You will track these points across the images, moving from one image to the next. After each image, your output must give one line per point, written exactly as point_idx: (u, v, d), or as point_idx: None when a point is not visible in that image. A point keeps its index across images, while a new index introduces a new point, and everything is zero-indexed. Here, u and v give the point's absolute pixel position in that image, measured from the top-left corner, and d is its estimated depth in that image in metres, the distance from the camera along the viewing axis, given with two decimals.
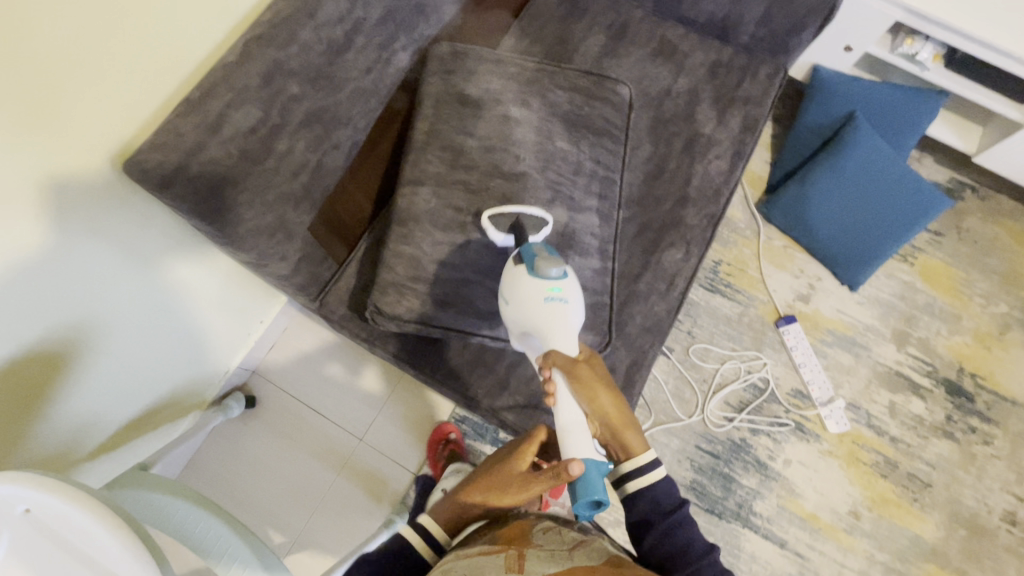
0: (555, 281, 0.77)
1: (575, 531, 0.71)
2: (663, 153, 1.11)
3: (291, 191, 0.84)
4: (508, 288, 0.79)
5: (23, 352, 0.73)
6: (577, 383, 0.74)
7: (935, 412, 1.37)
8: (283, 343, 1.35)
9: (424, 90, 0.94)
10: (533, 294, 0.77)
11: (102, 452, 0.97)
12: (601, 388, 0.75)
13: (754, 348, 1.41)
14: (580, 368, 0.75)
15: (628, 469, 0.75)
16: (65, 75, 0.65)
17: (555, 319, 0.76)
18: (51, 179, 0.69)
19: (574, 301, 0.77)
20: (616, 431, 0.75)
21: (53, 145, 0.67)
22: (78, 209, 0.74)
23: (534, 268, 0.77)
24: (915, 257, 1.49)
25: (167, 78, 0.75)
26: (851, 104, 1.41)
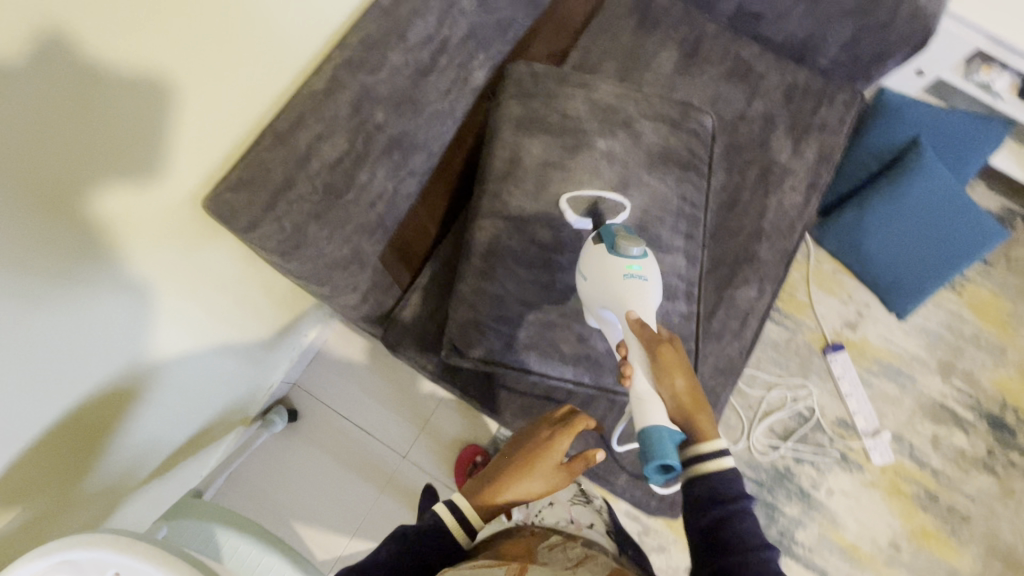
0: (635, 259, 0.73)
1: (579, 546, 0.66)
2: (736, 182, 1.06)
3: (368, 221, 0.80)
4: (585, 264, 0.77)
5: (94, 395, 0.69)
6: (655, 355, 0.66)
7: (978, 446, 1.37)
8: (324, 355, 1.33)
9: (502, 113, 0.89)
10: (612, 272, 0.73)
11: (156, 478, 0.94)
12: (682, 369, 0.66)
13: (800, 375, 1.39)
14: (661, 344, 0.66)
15: (697, 451, 0.60)
16: (142, 66, 0.54)
17: (635, 297, 0.71)
18: (68, 172, 0.52)
19: (654, 280, 0.73)
20: (687, 414, 0.63)
21: (114, 161, 0.56)
22: (112, 230, 0.60)
23: (614, 246, 0.74)
24: (964, 286, 1.47)
25: (205, 73, 0.61)
26: (917, 129, 1.34)
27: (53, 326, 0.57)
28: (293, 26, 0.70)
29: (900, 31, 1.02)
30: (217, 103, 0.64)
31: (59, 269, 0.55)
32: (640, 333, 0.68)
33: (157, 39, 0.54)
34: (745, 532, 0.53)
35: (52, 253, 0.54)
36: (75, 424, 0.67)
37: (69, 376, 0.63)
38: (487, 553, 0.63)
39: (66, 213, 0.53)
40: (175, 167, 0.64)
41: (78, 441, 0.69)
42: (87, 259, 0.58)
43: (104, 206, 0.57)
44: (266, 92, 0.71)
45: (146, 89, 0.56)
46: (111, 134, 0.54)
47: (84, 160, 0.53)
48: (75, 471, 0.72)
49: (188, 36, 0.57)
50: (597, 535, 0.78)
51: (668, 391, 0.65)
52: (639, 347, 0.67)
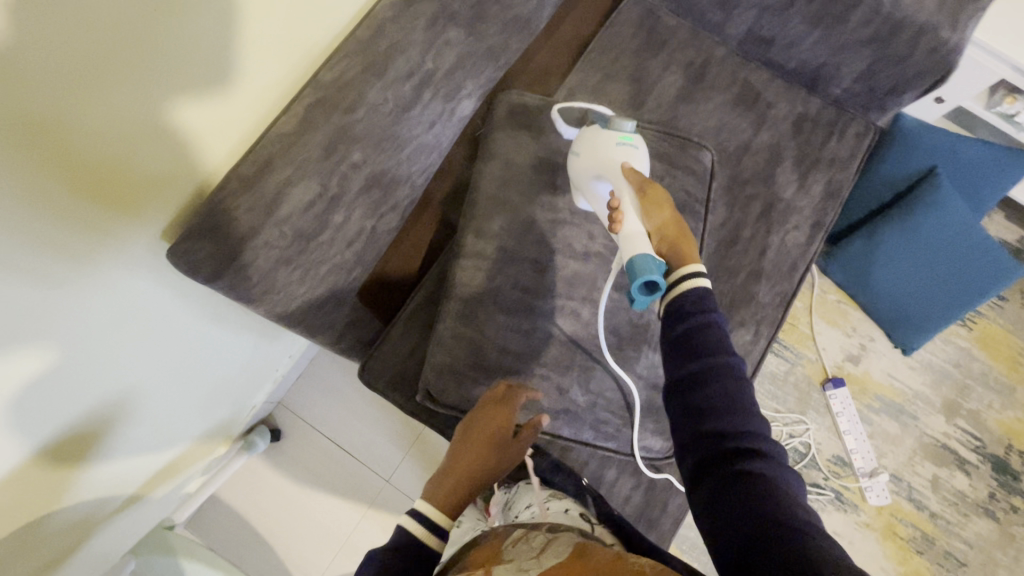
0: (626, 127, 0.76)
1: (545, 531, 0.58)
2: (737, 218, 1.01)
3: (344, 260, 0.77)
4: (579, 140, 0.78)
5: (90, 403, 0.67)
6: (644, 195, 0.70)
7: (979, 489, 1.33)
8: (309, 373, 1.31)
9: (490, 146, 0.86)
10: (604, 141, 0.75)
11: (130, 503, 0.92)
12: (669, 209, 0.70)
13: (798, 410, 1.35)
14: (650, 188, 0.71)
15: (685, 269, 0.65)
16: (121, 84, 0.50)
17: (628, 160, 0.74)
18: (89, 158, 0.51)
19: (644, 150, 0.76)
20: (673, 243, 0.68)
21: (79, 194, 0.52)
22: (70, 280, 0.55)
23: (607, 123, 0.77)
24: (974, 321, 1.41)
25: (230, 92, 0.61)
26: (935, 157, 1.27)
27: (44, 333, 0.55)
28: (303, 64, 0.70)
29: (921, 64, 0.96)
30: (231, 130, 0.64)
31: (58, 268, 0.53)
32: (632, 178, 0.71)
33: (198, 43, 0.55)
34: (712, 338, 0.59)
35: (56, 247, 0.52)
36: (40, 464, 0.64)
37: (68, 377, 0.61)
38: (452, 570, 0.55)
39: (79, 200, 0.52)
40: (178, 188, 0.62)
41: (68, 442, 0.68)
42: (85, 267, 0.56)
43: (64, 247, 0.53)
44: (245, 127, 0.66)
45: (176, 91, 0.55)
46: (136, 131, 0.54)
47: (79, 176, 0.51)
48: (61, 474, 0.69)
49: (223, 48, 0.58)
50: (565, 518, 0.69)
51: (654, 226, 0.69)
52: (630, 189, 0.71)
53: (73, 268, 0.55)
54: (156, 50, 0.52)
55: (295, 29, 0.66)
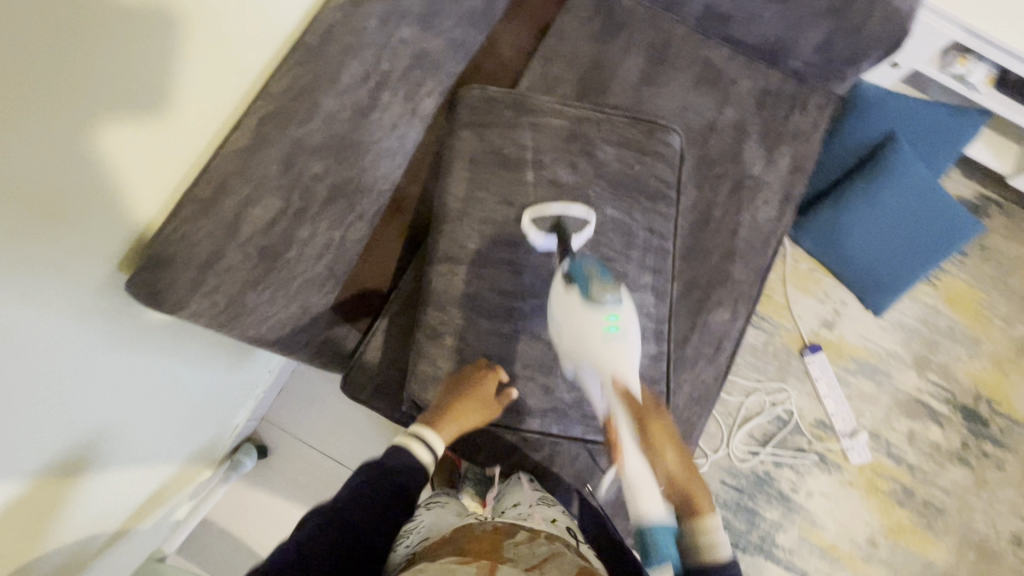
0: (610, 311, 0.67)
1: (547, 542, 0.62)
2: (708, 199, 1.02)
3: (314, 275, 0.75)
4: (559, 312, 0.70)
5: (75, 438, 0.66)
6: (645, 435, 0.67)
7: (952, 439, 1.38)
8: (290, 387, 1.28)
9: (455, 146, 0.85)
10: (588, 327, 0.68)
11: (120, 533, 0.90)
12: (671, 447, 0.68)
13: (778, 379, 1.39)
14: (649, 422, 0.68)
15: (704, 536, 0.65)
16: (79, 102, 0.49)
17: (617, 360, 0.67)
18: (35, 187, 0.47)
19: (632, 335, 0.68)
20: (684, 494, 0.68)
21: (41, 221, 0.49)
22: (36, 317, 0.52)
23: (588, 295, 0.68)
24: (939, 278, 1.46)
25: (169, 108, 0.59)
26: (892, 122, 1.30)
27: (22, 371, 0.53)
28: (247, 82, 0.68)
29: (874, 33, 0.97)
30: (171, 149, 0.61)
31: (29, 301, 0.51)
32: (626, 403, 0.66)
33: (136, 59, 0.53)
34: None
35: (13, 287, 0.48)
36: (24, 504, 0.61)
37: (48, 416, 0.59)
38: (454, 547, 0.60)
39: (27, 233, 0.48)
40: (118, 214, 0.59)
41: (54, 482, 0.65)
42: (52, 299, 0.54)
43: (29, 279, 0.50)
44: (193, 149, 0.65)
45: (132, 113, 0.55)
46: (79, 155, 0.51)
47: (41, 202, 0.49)
48: (48, 515, 0.67)
49: (162, 63, 0.56)
50: (555, 528, 0.71)
51: (664, 475, 0.67)
52: (628, 423, 0.67)
53: (38, 306, 0.52)
54: (95, 68, 0.49)
55: (236, 45, 0.65)
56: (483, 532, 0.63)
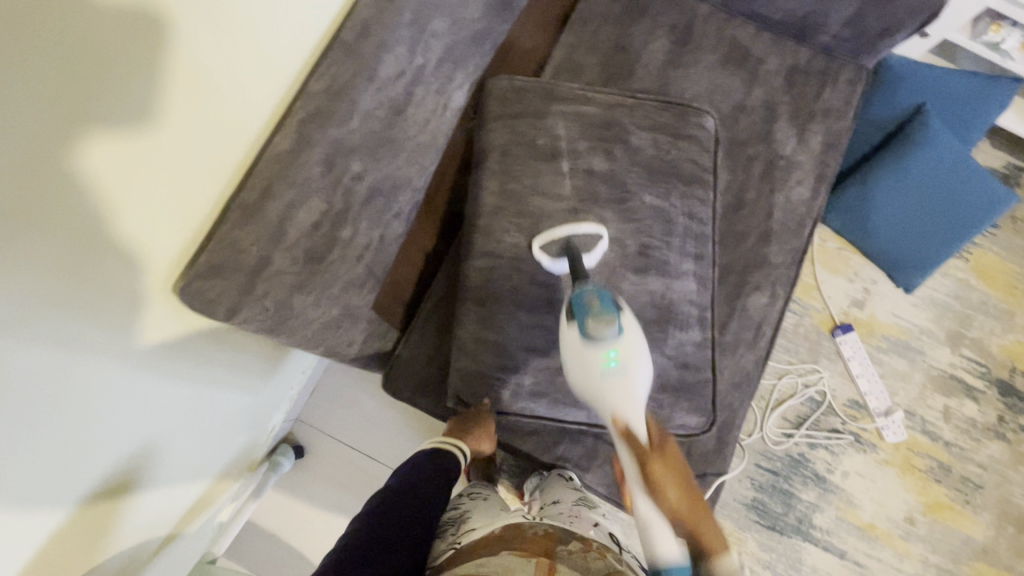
0: (609, 347, 0.65)
1: (600, 552, 0.66)
2: (740, 181, 1.00)
3: (355, 275, 0.75)
4: (563, 351, 0.69)
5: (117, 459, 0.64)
6: (645, 471, 0.64)
7: (988, 414, 1.37)
8: (322, 386, 1.29)
9: (487, 138, 0.84)
10: (586, 367, 0.66)
11: (167, 542, 0.91)
12: (671, 483, 0.63)
13: (810, 360, 1.38)
14: (649, 457, 0.65)
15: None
16: (114, 116, 0.46)
17: (617, 395, 0.65)
18: (51, 220, 0.44)
19: (635, 366, 0.66)
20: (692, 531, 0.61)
21: (86, 241, 0.48)
22: (84, 335, 0.52)
23: (587, 333, 0.66)
24: (971, 252, 1.43)
25: (166, 116, 0.52)
26: (922, 94, 1.26)
27: (56, 402, 0.50)
28: (257, 76, 0.61)
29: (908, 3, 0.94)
30: (179, 163, 0.55)
31: (78, 320, 0.50)
32: (626, 443, 0.65)
33: (116, 65, 0.45)
34: None
35: (26, 332, 0.44)
36: (77, 521, 0.61)
37: (89, 441, 0.57)
38: (505, 544, 0.66)
39: (28, 281, 0.43)
40: (136, 237, 0.54)
41: (97, 504, 0.65)
42: (102, 315, 0.53)
43: (78, 299, 0.49)
44: (239, 147, 0.63)
45: (170, 121, 0.52)
46: (67, 188, 0.44)
47: (86, 223, 0.47)
48: (95, 535, 0.67)
49: (176, 67, 0.51)
50: (599, 535, 0.75)
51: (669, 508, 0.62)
52: (630, 458, 0.65)
53: (63, 338, 0.49)
54: (69, 85, 0.42)
55: (241, 35, 0.57)
56: (533, 531, 0.68)
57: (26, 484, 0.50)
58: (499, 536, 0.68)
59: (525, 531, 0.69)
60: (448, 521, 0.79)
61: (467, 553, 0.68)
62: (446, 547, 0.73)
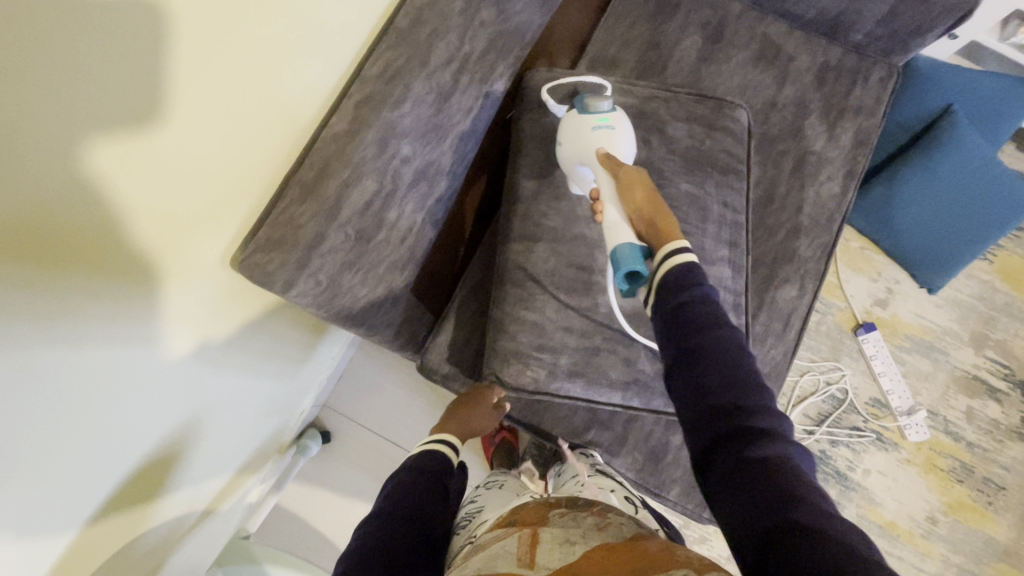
0: (602, 110, 0.75)
1: (594, 511, 0.64)
2: (771, 176, 1.02)
3: (399, 257, 0.77)
4: (559, 129, 0.78)
5: (145, 456, 0.64)
6: (618, 182, 0.70)
7: (1011, 415, 1.36)
8: (349, 373, 1.31)
9: (526, 125, 0.85)
10: (579, 125, 0.75)
11: (202, 520, 0.93)
12: (640, 189, 0.69)
13: (832, 358, 1.38)
14: (622, 170, 0.71)
15: (667, 249, 0.63)
16: (184, 100, 0.49)
17: (602, 143, 0.74)
18: (123, 198, 0.46)
19: (622, 128, 0.75)
20: (650, 222, 0.67)
21: (152, 217, 0.51)
22: (144, 306, 0.55)
23: (583, 106, 0.75)
24: (996, 254, 1.43)
25: (178, 109, 0.49)
26: (950, 94, 1.27)
27: (115, 371, 0.53)
28: (273, 60, 0.58)
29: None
30: (192, 154, 0.52)
31: (137, 292, 0.53)
32: (605, 163, 0.72)
33: (122, 63, 0.42)
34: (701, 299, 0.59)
35: (84, 308, 0.46)
36: (130, 492, 0.63)
37: (128, 429, 0.58)
38: (502, 525, 0.63)
39: (84, 263, 0.45)
40: (157, 232, 0.52)
41: (131, 501, 0.65)
42: (160, 289, 0.56)
43: (138, 272, 0.52)
44: (293, 127, 0.66)
45: (229, 101, 0.54)
46: (119, 181, 0.45)
47: (154, 199, 0.50)
48: (136, 522, 0.68)
49: (240, 54, 0.53)
50: (613, 497, 0.78)
51: (634, 208, 0.68)
52: (605, 173, 0.72)
53: (95, 339, 0.49)
54: (76, 89, 0.39)
55: (274, 20, 0.55)
56: (528, 507, 0.66)
57: (81, 458, 0.52)
58: (500, 522, 0.66)
59: (522, 508, 0.67)
60: (464, 519, 0.78)
61: (466, 555, 0.61)
62: (463, 542, 0.70)
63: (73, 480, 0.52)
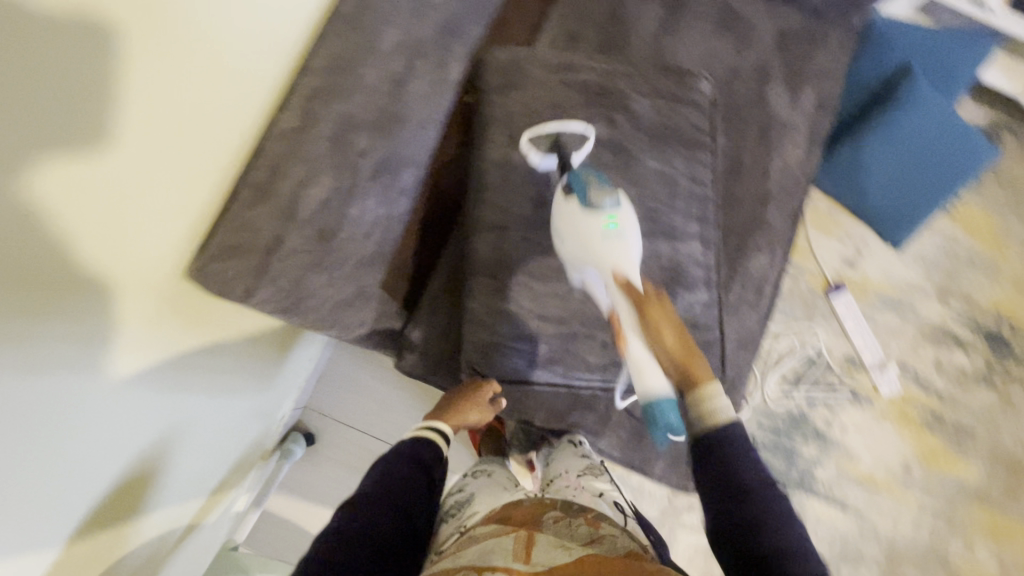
0: (609, 211, 0.69)
1: (587, 522, 0.65)
2: (737, 145, 1.01)
3: (366, 254, 0.76)
4: (560, 221, 0.73)
5: (116, 484, 0.62)
6: (643, 318, 0.65)
7: (977, 362, 1.42)
8: (329, 372, 1.29)
9: (487, 108, 0.83)
10: (589, 229, 0.69)
11: (186, 536, 0.90)
12: (668, 327, 0.65)
13: (807, 321, 1.41)
14: (647, 303, 0.66)
15: (703, 406, 0.61)
16: (124, 111, 0.45)
17: (615, 254, 0.68)
18: (69, 221, 0.43)
19: (631, 233, 0.70)
20: (683, 368, 0.63)
21: (101, 237, 0.48)
22: (101, 330, 0.51)
23: (587, 201, 0.70)
24: (957, 207, 1.47)
25: (125, 123, 0.46)
26: (906, 51, 1.28)
27: (76, 399, 0.50)
28: (219, 57, 0.54)
29: None
30: (142, 169, 0.49)
31: (93, 314, 0.50)
32: (626, 291, 0.66)
33: (58, 77, 0.38)
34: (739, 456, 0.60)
35: (42, 339, 0.44)
36: (103, 518, 0.61)
37: (94, 456, 0.55)
38: (494, 521, 0.64)
39: (36, 294, 0.42)
40: (108, 252, 0.49)
41: (106, 531, 0.63)
42: (118, 309, 0.53)
43: (93, 295, 0.49)
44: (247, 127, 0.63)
45: (176, 109, 0.51)
46: (63, 204, 0.42)
47: (100, 219, 0.47)
48: (114, 547, 0.66)
49: (184, 56, 0.50)
50: (603, 505, 0.77)
51: (663, 349, 0.64)
52: (626, 303, 0.66)
53: (56, 372, 0.46)
54: (12, 116, 0.35)
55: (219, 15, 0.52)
56: (523, 504, 0.67)
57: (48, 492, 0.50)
58: (491, 516, 0.66)
59: (516, 505, 0.68)
60: (452, 506, 0.77)
61: (454, 549, 0.61)
62: (451, 530, 0.71)
63: (42, 514, 0.49)
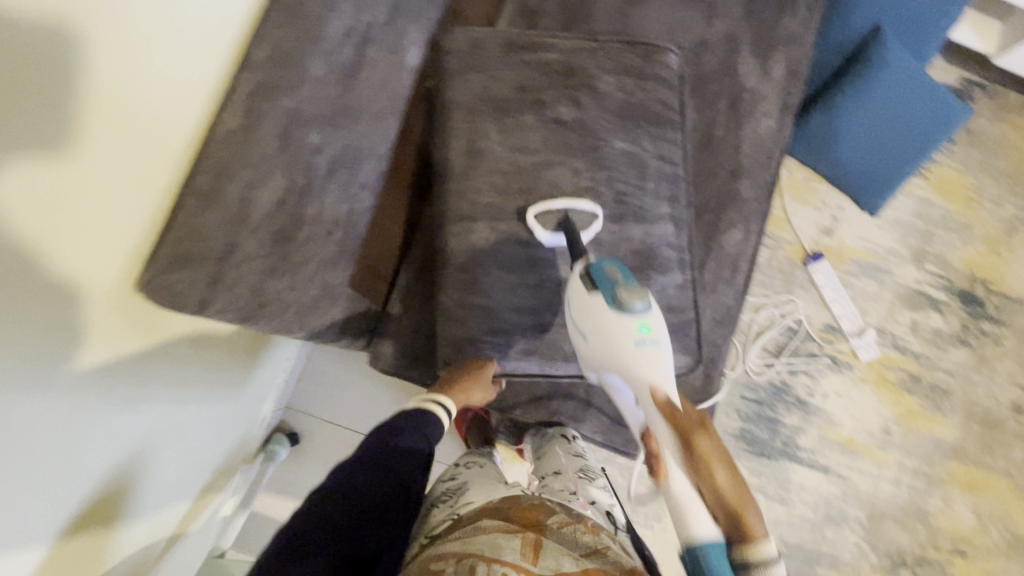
0: (641, 320, 0.67)
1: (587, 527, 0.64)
2: (708, 119, 0.99)
3: (328, 254, 0.74)
4: (582, 323, 0.70)
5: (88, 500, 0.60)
6: (687, 447, 0.63)
7: (952, 323, 1.44)
8: (309, 371, 1.27)
9: (447, 94, 0.80)
10: (620, 336, 0.67)
11: (171, 545, 0.89)
12: (716, 463, 0.62)
13: (785, 291, 1.42)
14: (695, 434, 0.64)
15: (751, 558, 0.58)
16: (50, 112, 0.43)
17: (649, 364, 0.67)
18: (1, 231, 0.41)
19: (664, 342, 0.68)
20: (731, 512, 0.60)
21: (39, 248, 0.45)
22: (51, 346, 0.50)
23: (617, 302, 0.67)
24: (930, 170, 1.47)
25: (51, 125, 0.44)
26: (876, 13, 1.24)
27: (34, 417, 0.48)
28: (151, 55, 0.52)
29: None
30: (94, 175, 0.49)
31: (42, 328, 0.48)
32: (668, 415, 0.64)
33: None
34: None
35: None
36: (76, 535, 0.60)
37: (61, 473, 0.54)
38: (498, 517, 0.63)
39: None
40: (62, 263, 0.49)
41: (81, 545, 0.62)
42: (67, 322, 0.51)
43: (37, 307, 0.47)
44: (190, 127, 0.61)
45: (106, 108, 0.49)
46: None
47: (37, 229, 0.45)
48: (91, 562, 0.64)
49: (108, 55, 0.48)
50: (596, 514, 0.80)
51: (709, 485, 0.61)
52: (669, 430, 0.64)
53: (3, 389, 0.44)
54: None
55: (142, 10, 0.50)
56: (526, 503, 0.66)
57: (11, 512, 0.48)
58: (494, 509, 0.65)
59: (519, 503, 0.67)
60: (443, 492, 0.76)
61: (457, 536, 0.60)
62: (443, 517, 0.70)
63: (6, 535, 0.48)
